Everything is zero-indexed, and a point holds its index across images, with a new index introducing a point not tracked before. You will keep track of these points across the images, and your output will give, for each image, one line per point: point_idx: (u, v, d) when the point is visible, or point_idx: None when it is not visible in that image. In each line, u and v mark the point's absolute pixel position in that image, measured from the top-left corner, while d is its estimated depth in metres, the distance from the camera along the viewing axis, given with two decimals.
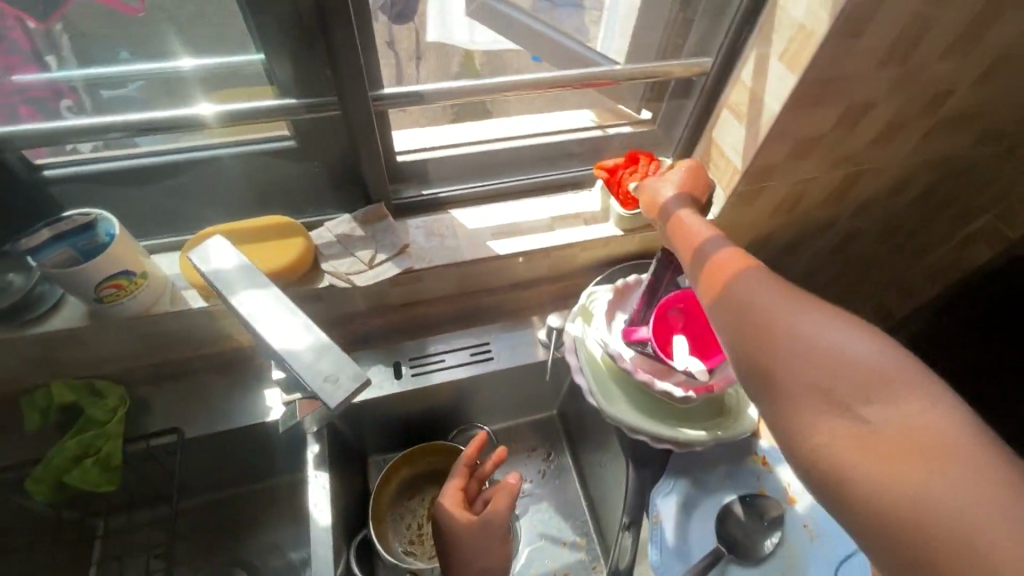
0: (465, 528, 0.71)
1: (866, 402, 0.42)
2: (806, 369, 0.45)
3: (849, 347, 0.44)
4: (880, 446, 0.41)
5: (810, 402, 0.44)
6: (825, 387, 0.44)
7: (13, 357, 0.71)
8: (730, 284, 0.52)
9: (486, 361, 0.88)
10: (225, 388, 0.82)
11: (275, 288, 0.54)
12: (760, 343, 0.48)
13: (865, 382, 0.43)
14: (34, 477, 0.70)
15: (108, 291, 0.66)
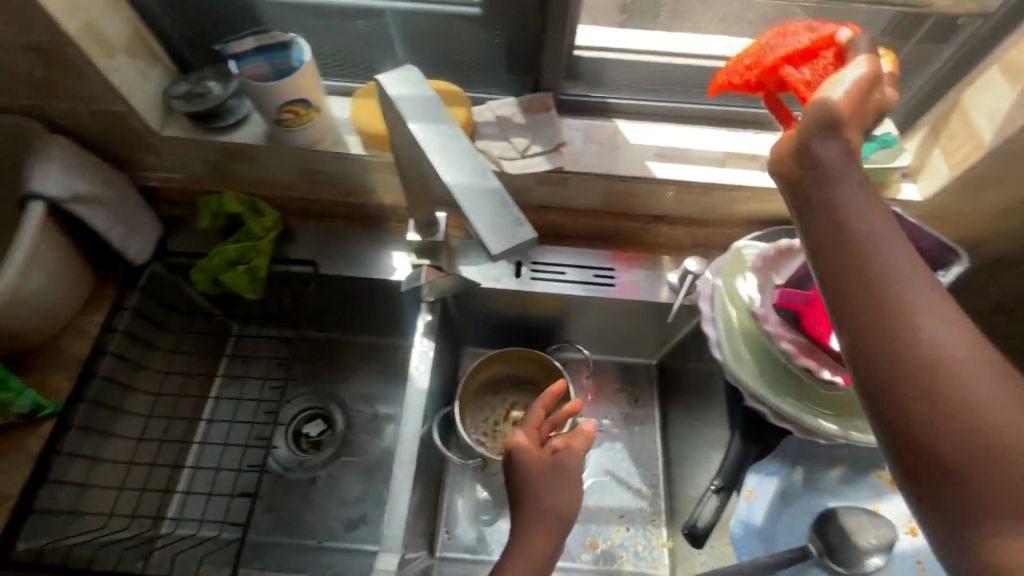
0: (537, 466, 0.67)
1: (972, 401, 0.34)
2: (967, 412, 0.34)
3: (965, 340, 0.35)
4: (1002, 469, 0.33)
5: (960, 457, 0.33)
6: (973, 422, 0.33)
7: (199, 158, 0.79)
8: (865, 261, 0.38)
9: (606, 286, 0.84)
10: (360, 240, 0.86)
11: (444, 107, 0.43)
12: (906, 359, 0.36)
13: (975, 380, 0.35)
14: (198, 267, 0.79)
15: (287, 115, 0.70)
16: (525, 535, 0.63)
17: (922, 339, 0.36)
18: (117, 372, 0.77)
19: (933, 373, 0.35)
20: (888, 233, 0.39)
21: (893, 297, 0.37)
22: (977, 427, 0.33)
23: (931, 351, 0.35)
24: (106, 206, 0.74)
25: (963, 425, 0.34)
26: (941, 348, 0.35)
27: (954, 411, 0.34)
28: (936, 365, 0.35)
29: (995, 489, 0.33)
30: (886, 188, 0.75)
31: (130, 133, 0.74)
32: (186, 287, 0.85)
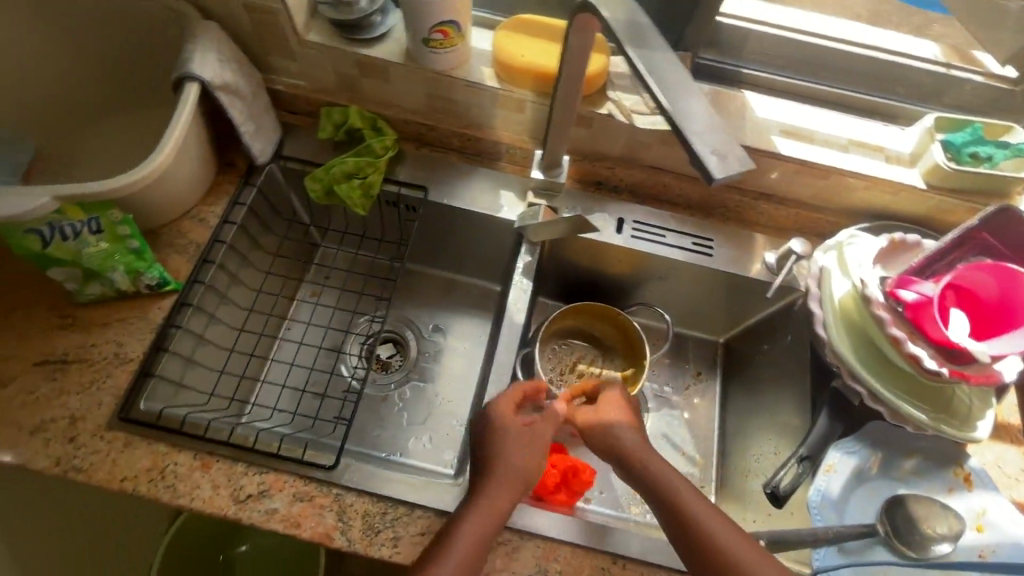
0: (506, 421, 0.63)
1: (651, 481, 0.60)
2: (667, 497, 0.58)
3: (635, 444, 0.63)
4: (675, 519, 0.57)
5: (696, 550, 0.55)
6: (656, 487, 0.59)
7: (333, 68, 0.80)
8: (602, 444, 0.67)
9: (703, 254, 0.85)
10: (467, 174, 0.87)
11: (658, 41, 0.45)
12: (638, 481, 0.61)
13: (646, 469, 0.61)
14: (314, 176, 0.82)
15: (436, 36, 0.71)
16: (488, 494, 0.58)
17: (675, 505, 0.57)
18: (229, 260, 0.80)
19: (682, 527, 0.56)
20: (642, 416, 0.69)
21: (635, 466, 0.62)
22: (706, 542, 0.54)
23: (681, 512, 0.57)
24: (243, 100, 0.76)
25: (695, 540, 0.55)
26: (693, 500, 0.57)
27: (693, 535, 0.55)
28: (685, 517, 0.56)
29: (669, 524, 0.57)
30: (1006, 199, 0.76)
31: (275, 32, 0.75)
32: (295, 194, 0.88)
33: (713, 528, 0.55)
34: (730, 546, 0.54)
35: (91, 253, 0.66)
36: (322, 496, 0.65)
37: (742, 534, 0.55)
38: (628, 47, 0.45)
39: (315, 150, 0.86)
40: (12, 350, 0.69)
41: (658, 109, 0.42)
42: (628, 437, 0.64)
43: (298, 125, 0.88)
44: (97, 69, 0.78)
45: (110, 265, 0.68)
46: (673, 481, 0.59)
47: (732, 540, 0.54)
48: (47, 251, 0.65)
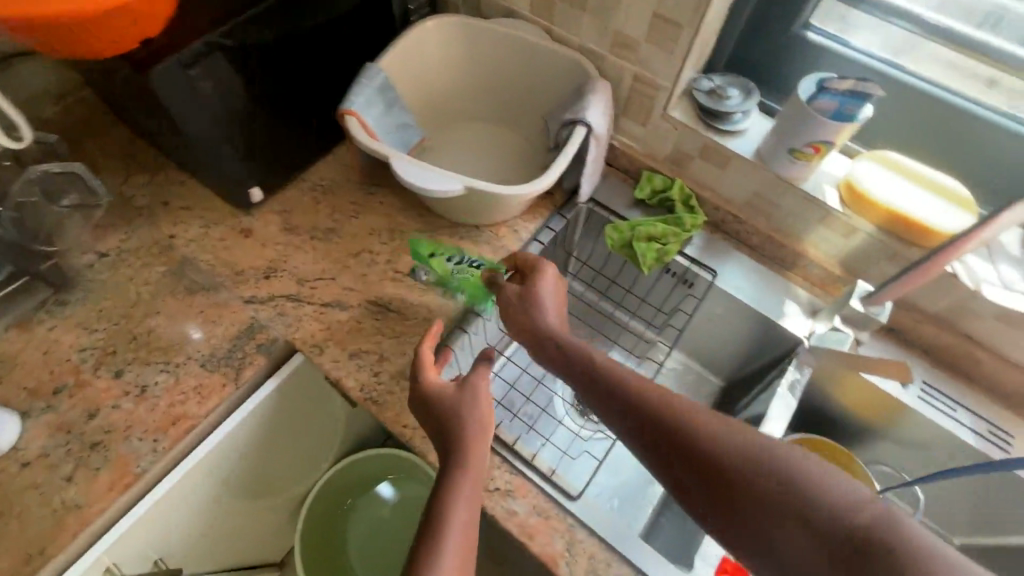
0: (444, 395, 0.64)
1: (665, 413, 0.54)
2: (669, 416, 0.53)
3: (618, 365, 0.60)
4: (708, 464, 0.50)
5: (729, 488, 0.48)
6: (666, 419, 0.53)
7: (676, 144, 0.88)
8: (578, 372, 0.62)
9: (999, 449, 0.76)
10: (755, 274, 0.88)
11: None
12: (638, 412, 0.55)
13: (658, 397, 0.55)
14: (620, 226, 0.88)
15: (808, 150, 0.75)
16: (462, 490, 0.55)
17: (676, 430, 0.53)
18: None
19: (708, 469, 0.50)
20: (545, 291, 0.72)
21: (623, 394, 0.57)
22: (704, 449, 0.51)
23: (678, 438, 0.52)
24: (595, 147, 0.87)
25: (731, 487, 0.48)
26: (650, 403, 0.55)
27: (722, 471, 0.49)
28: (696, 447, 0.51)
29: (698, 465, 0.50)
30: None
31: (647, 101, 0.85)
32: (587, 234, 0.97)
33: (734, 445, 0.50)
34: (730, 442, 0.50)
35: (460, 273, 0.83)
36: (557, 520, 0.68)
37: (726, 423, 0.52)
38: None
39: (621, 203, 0.94)
40: (355, 284, 0.84)
41: None
42: (598, 357, 0.62)
43: (613, 178, 0.97)
44: (486, 89, 0.94)
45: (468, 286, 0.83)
46: (580, 345, 0.64)
47: (744, 445, 0.49)
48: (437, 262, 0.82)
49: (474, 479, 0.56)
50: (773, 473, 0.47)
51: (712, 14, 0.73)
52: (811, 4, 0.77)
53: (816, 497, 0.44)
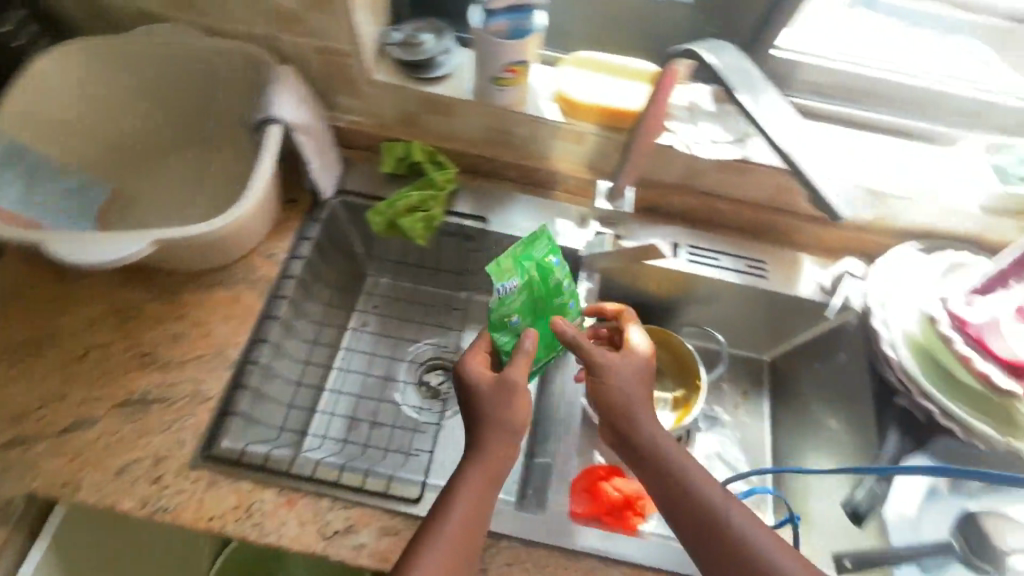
0: (483, 387, 0.63)
1: (651, 435, 0.62)
2: (667, 454, 0.61)
3: (656, 436, 0.62)
4: (681, 488, 0.59)
5: (685, 513, 0.59)
6: (659, 443, 0.61)
7: (397, 106, 0.83)
8: (607, 394, 0.63)
9: (757, 278, 0.87)
10: (523, 205, 0.89)
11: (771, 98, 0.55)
12: (648, 441, 0.62)
13: (659, 430, 0.62)
14: (378, 210, 0.83)
15: (507, 75, 0.74)
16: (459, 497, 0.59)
17: (661, 458, 0.61)
18: (298, 294, 0.81)
19: (676, 497, 0.59)
20: (628, 365, 0.65)
21: (629, 419, 0.62)
22: (678, 483, 0.60)
23: (665, 475, 0.60)
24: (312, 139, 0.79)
25: (683, 513, 0.59)
26: (641, 428, 0.62)
27: (680, 496, 0.59)
28: (673, 479, 0.60)
29: (674, 487, 0.60)
30: None
31: (344, 73, 0.78)
32: (354, 227, 0.90)
33: (710, 497, 0.59)
34: (706, 490, 0.59)
35: (510, 299, 0.68)
36: (411, 530, 0.65)
37: (704, 474, 0.60)
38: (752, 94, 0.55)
39: (374, 183, 0.88)
40: (94, 390, 0.70)
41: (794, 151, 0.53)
42: (639, 415, 0.63)
43: (357, 159, 0.90)
44: (167, 111, 0.80)
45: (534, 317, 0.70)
46: (626, 388, 0.63)
47: (712, 496, 0.59)
48: (544, 266, 0.69)
49: (480, 490, 0.60)
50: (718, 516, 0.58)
51: None
52: None
53: (751, 534, 0.57)
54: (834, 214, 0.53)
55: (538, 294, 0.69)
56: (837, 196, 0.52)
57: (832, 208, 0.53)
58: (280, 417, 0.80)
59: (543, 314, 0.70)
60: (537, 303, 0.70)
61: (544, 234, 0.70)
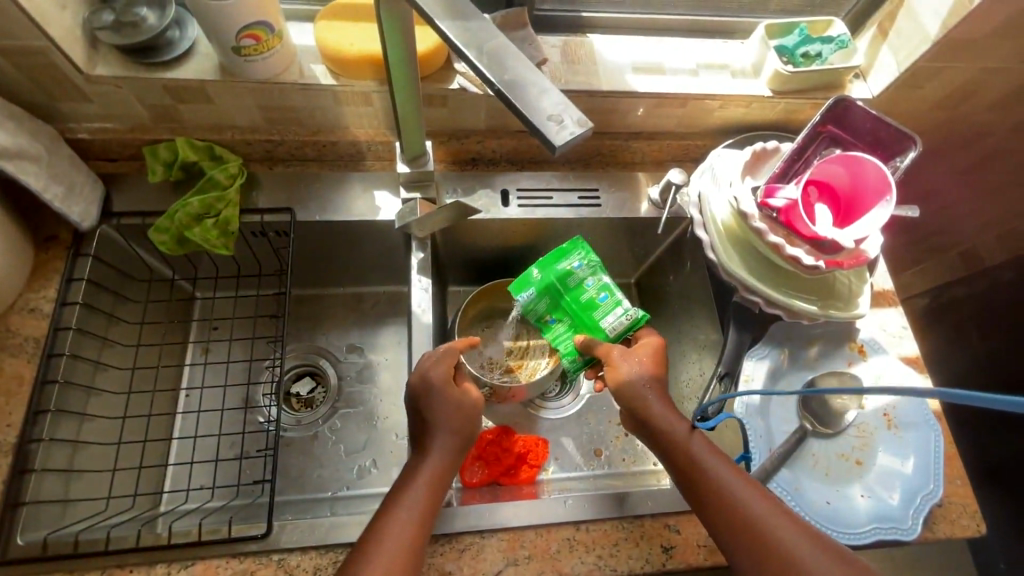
0: (443, 381, 0.66)
1: (678, 425, 0.62)
2: (674, 435, 0.62)
3: (675, 425, 0.62)
4: (686, 460, 0.60)
5: (689, 488, 0.59)
6: (665, 421, 0.63)
7: (141, 102, 0.70)
8: (618, 385, 0.66)
9: (593, 207, 0.85)
10: (334, 185, 0.81)
11: (479, 24, 0.39)
12: (658, 423, 0.63)
13: (671, 413, 0.64)
14: (158, 226, 0.72)
15: (247, 42, 0.63)
16: (419, 471, 0.60)
17: (675, 438, 0.62)
18: (86, 347, 0.70)
19: (680, 473, 0.60)
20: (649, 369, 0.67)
21: (647, 410, 0.64)
22: (685, 462, 0.60)
23: (675, 453, 0.61)
24: (36, 163, 0.65)
25: (691, 493, 0.59)
26: (660, 417, 0.63)
27: (684, 473, 0.60)
28: (682, 457, 0.60)
29: (676, 459, 0.60)
30: (841, 89, 0.81)
31: (52, 75, 0.65)
32: (144, 250, 0.78)
33: (717, 472, 0.58)
34: (711, 467, 0.59)
35: (532, 305, 0.77)
36: (264, 568, 0.61)
37: (721, 459, 0.60)
38: (440, 21, 0.39)
39: (150, 197, 0.76)
40: None
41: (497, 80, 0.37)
42: (658, 410, 0.64)
43: (125, 173, 0.77)
44: None
45: (568, 318, 0.77)
46: (642, 387, 0.66)
47: (722, 472, 0.58)
48: (563, 274, 0.76)
49: (439, 468, 0.61)
50: (724, 494, 0.57)
51: None
52: None
53: (747, 500, 0.56)
54: (550, 140, 0.35)
55: (562, 295, 0.76)
56: (556, 119, 0.35)
57: (546, 133, 0.35)
58: (105, 486, 0.71)
59: (579, 313, 0.76)
60: (565, 303, 0.76)
61: (573, 248, 0.77)
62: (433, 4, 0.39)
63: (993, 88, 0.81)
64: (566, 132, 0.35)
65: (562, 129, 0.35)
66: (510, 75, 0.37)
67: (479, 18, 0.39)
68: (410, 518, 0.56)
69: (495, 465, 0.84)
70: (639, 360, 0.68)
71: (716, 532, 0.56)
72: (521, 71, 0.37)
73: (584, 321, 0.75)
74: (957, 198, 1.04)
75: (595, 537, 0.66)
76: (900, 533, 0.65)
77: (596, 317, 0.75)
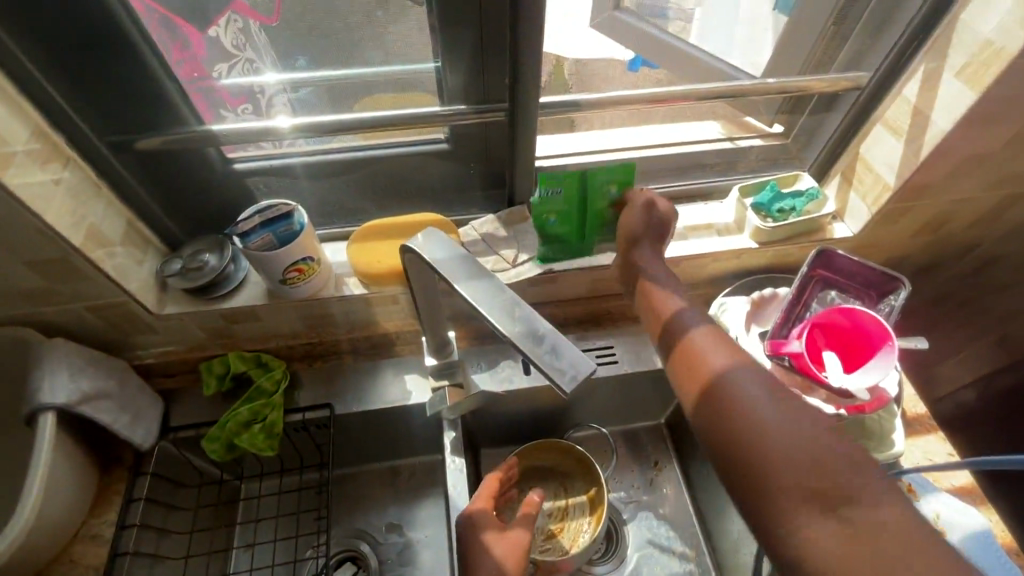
0: (491, 530, 0.69)
1: (813, 478, 0.50)
2: (777, 446, 0.53)
3: (780, 430, 0.54)
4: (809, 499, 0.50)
5: (778, 487, 0.51)
6: (771, 441, 0.53)
7: (200, 328, 0.80)
8: (717, 390, 0.59)
9: (611, 364, 0.90)
10: (369, 373, 0.88)
11: (492, 280, 0.47)
12: (753, 440, 0.54)
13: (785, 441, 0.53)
14: (210, 437, 0.78)
15: (292, 275, 0.73)
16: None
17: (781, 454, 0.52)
18: (139, 568, 0.72)
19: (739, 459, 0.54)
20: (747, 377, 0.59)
21: (748, 422, 0.55)
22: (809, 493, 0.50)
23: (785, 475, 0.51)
24: (109, 398, 0.73)
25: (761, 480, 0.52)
26: (762, 425, 0.54)
27: (749, 457, 0.54)
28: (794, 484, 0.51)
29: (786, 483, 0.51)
30: (822, 232, 0.88)
31: (129, 320, 0.75)
32: (196, 458, 0.83)
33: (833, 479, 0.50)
34: (825, 477, 0.50)
35: (553, 201, 0.75)
36: None
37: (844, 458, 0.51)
38: (457, 284, 0.47)
39: (204, 408, 0.83)
40: None
41: (508, 331, 0.43)
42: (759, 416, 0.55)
43: (182, 387, 0.85)
44: None
45: (569, 224, 0.79)
46: (748, 394, 0.57)
47: (807, 439, 0.53)
48: (597, 190, 0.75)
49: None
50: (826, 495, 0.49)
51: (85, 231, 0.65)
52: (211, 153, 0.76)
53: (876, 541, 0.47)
54: (561, 384, 0.40)
55: (583, 204, 0.76)
56: (562, 363, 0.41)
57: (557, 377, 0.41)
58: None
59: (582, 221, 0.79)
60: (576, 213, 0.77)
61: (625, 176, 0.75)
62: (454, 270, 0.48)
63: (965, 213, 0.87)
64: (574, 373, 0.41)
65: (568, 376, 0.40)
66: (521, 326, 0.44)
67: (491, 275, 0.48)
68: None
69: None
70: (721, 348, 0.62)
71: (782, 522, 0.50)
72: (530, 320, 0.44)
73: (581, 231, 0.80)
74: (967, 301, 1.06)
75: None
76: None
77: (585, 246, 0.82)
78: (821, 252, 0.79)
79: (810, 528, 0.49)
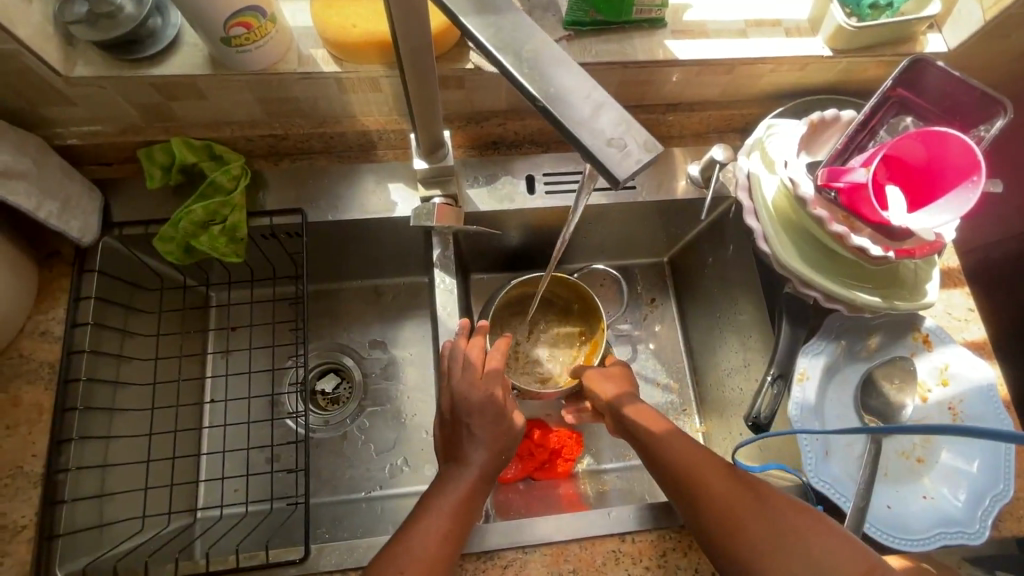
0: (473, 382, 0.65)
1: (698, 492, 0.56)
2: (690, 475, 0.58)
3: (678, 452, 0.60)
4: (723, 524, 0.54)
5: (697, 500, 0.56)
6: (681, 471, 0.58)
7: (129, 102, 0.64)
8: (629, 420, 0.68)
9: (626, 189, 0.78)
10: (345, 179, 0.75)
11: (518, 20, 0.34)
12: (674, 475, 0.59)
13: (680, 475, 0.58)
14: (163, 236, 0.67)
15: (237, 31, 0.55)
16: (444, 499, 0.58)
17: (682, 472, 0.58)
18: (103, 368, 0.67)
19: (689, 485, 0.57)
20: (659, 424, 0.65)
21: (664, 455, 0.61)
22: (722, 518, 0.54)
23: (698, 497, 0.56)
24: (25, 178, 0.60)
25: (682, 471, 0.58)
26: (672, 451, 0.60)
27: (650, 450, 0.62)
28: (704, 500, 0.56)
29: (700, 506, 0.56)
30: (912, 43, 0.71)
31: (29, 81, 0.59)
32: (152, 259, 0.74)
33: (726, 493, 0.55)
34: (723, 495, 0.55)
35: None
36: None
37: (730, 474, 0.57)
38: (467, 22, 0.33)
39: (151, 203, 0.71)
40: None
41: (541, 96, 0.32)
42: (674, 445, 0.61)
43: (121, 178, 0.72)
44: None
45: None
46: (662, 430, 0.64)
47: (688, 452, 0.59)
48: None
49: (474, 483, 0.59)
50: (724, 501, 0.55)
51: None
52: None
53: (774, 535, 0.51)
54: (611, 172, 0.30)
55: None
56: (618, 140, 0.31)
57: (606, 162, 0.30)
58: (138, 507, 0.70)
59: None
60: None
61: None
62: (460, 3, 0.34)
63: None
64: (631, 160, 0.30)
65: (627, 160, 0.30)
66: (556, 91, 0.32)
67: (513, 12, 0.34)
68: (439, 530, 0.55)
69: (535, 464, 0.83)
70: (621, 381, 0.75)
71: (710, 536, 0.54)
72: (568, 84, 0.32)
73: None
74: None
75: (641, 548, 0.64)
76: (966, 538, 0.62)
77: None
78: (911, 62, 0.63)
79: (692, 518, 0.56)
